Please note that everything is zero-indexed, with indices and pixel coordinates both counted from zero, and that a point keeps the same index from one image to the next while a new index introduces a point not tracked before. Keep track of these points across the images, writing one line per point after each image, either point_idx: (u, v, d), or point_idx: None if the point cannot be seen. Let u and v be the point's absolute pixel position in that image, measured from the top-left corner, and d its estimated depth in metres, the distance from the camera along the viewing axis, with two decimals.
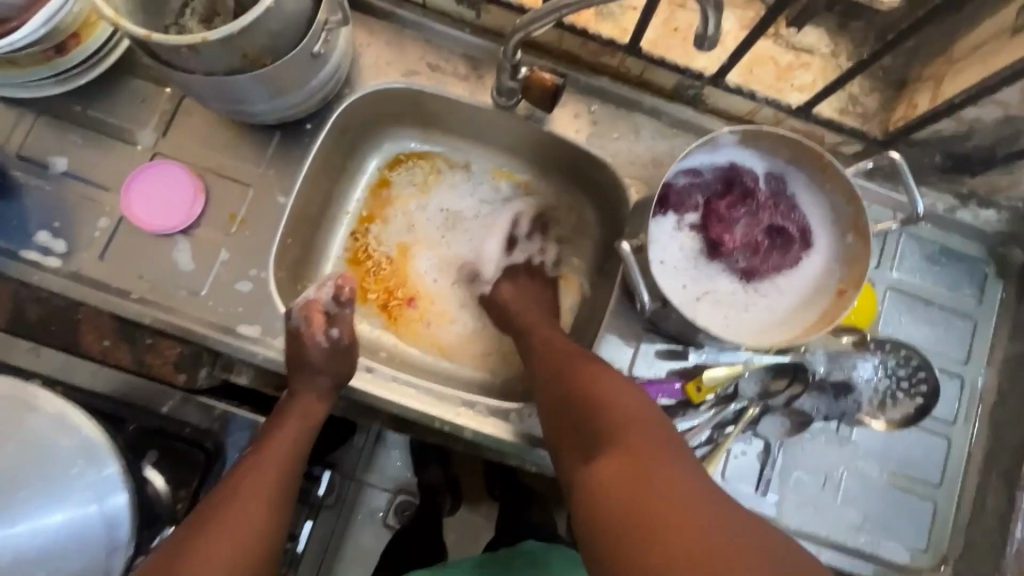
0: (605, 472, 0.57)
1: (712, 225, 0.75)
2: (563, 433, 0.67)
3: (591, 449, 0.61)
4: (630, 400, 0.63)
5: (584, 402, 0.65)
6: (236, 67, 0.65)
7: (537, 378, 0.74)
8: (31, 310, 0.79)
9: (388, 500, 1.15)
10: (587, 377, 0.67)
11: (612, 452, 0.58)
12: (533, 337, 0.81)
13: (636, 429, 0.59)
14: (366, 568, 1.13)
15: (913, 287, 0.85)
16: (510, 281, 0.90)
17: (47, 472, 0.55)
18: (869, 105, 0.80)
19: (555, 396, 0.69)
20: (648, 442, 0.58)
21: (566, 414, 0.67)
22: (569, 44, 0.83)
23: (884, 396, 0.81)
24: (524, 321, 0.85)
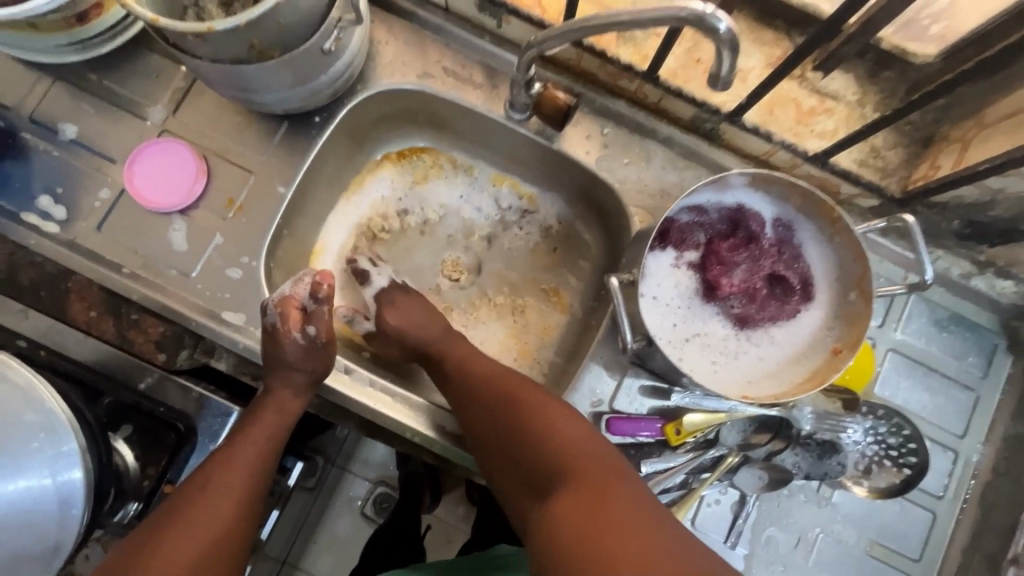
0: (559, 505, 0.56)
1: (710, 266, 0.73)
2: (510, 470, 0.65)
3: (543, 486, 0.61)
4: (573, 430, 0.63)
5: (528, 435, 0.64)
6: (243, 58, 0.64)
7: (469, 409, 0.72)
8: (24, 274, 0.77)
9: (368, 491, 1.15)
10: (526, 409, 0.66)
11: (564, 485, 0.58)
12: (449, 363, 0.78)
13: (585, 459, 0.59)
14: (338, 556, 1.13)
15: (915, 351, 0.82)
16: (389, 307, 0.83)
17: (7, 444, 0.55)
18: (891, 160, 0.76)
19: (493, 429, 0.68)
20: (598, 473, 0.58)
21: (509, 449, 0.66)
22: (588, 64, 0.81)
23: (870, 463, 0.79)
24: (426, 347, 0.80)
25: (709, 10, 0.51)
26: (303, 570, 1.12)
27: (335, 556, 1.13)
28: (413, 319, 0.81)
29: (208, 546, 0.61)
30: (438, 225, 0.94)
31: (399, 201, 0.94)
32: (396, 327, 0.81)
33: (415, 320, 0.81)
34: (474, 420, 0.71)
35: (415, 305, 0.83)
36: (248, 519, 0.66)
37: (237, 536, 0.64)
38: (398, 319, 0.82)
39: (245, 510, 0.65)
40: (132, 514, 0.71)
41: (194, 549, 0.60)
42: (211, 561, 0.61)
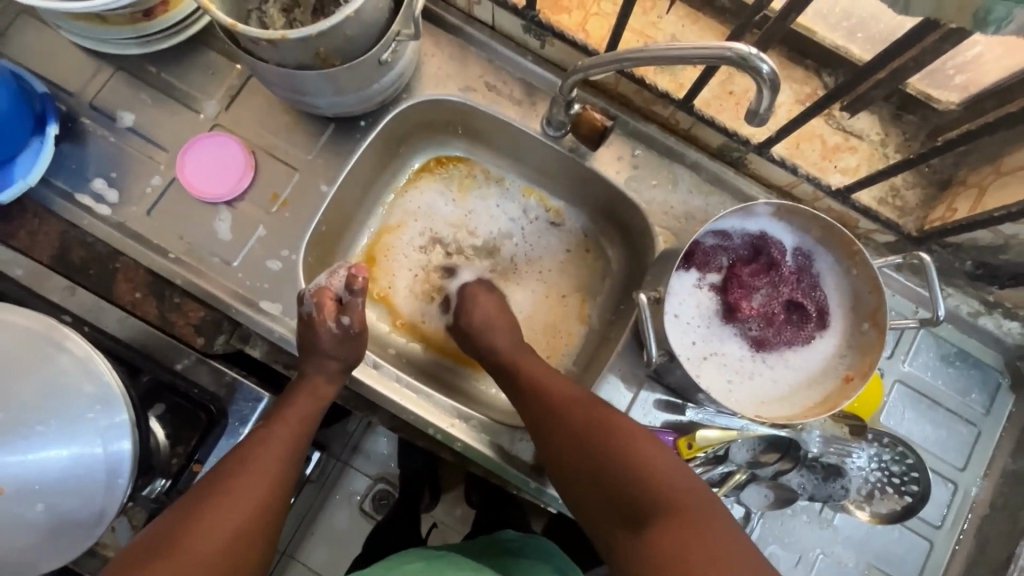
0: (662, 543, 0.56)
1: (731, 289, 0.76)
2: (595, 495, 0.65)
3: (635, 517, 0.60)
4: (667, 461, 0.63)
5: (617, 465, 0.63)
6: (307, 63, 0.69)
7: (543, 423, 0.73)
8: (75, 252, 0.81)
9: (368, 487, 1.18)
10: (607, 431, 0.66)
11: (662, 520, 0.58)
12: (520, 376, 0.78)
13: (682, 496, 0.60)
14: (335, 549, 1.16)
15: (921, 384, 0.85)
16: (474, 301, 0.88)
17: (64, 411, 0.58)
18: (909, 200, 0.80)
19: (577, 450, 0.68)
20: (698, 513, 0.58)
21: (588, 470, 0.66)
22: (625, 88, 0.85)
23: (873, 488, 0.81)
24: (494, 351, 0.83)
25: (754, 52, 0.54)
26: (300, 560, 1.15)
27: (332, 549, 1.15)
28: (496, 321, 0.86)
29: (247, 518, 0.63)
30: (465, 230, 0.97)
31: (428, 205, 0.97)
32: (476, 324, 0.86)
33: (497, 320, 0.86)
34: (551, 436, 0.71)
35: (495, 301, 0.89)
36: (284, 494, 0.68)
37: (275, 509, 0.66)
38: (481, 316, 0.86)
39: (280, 486, 0.68)
40: (159, 490, 0.74)
41: (232, 519, 0.62)
42: (250, 534, 0.63)
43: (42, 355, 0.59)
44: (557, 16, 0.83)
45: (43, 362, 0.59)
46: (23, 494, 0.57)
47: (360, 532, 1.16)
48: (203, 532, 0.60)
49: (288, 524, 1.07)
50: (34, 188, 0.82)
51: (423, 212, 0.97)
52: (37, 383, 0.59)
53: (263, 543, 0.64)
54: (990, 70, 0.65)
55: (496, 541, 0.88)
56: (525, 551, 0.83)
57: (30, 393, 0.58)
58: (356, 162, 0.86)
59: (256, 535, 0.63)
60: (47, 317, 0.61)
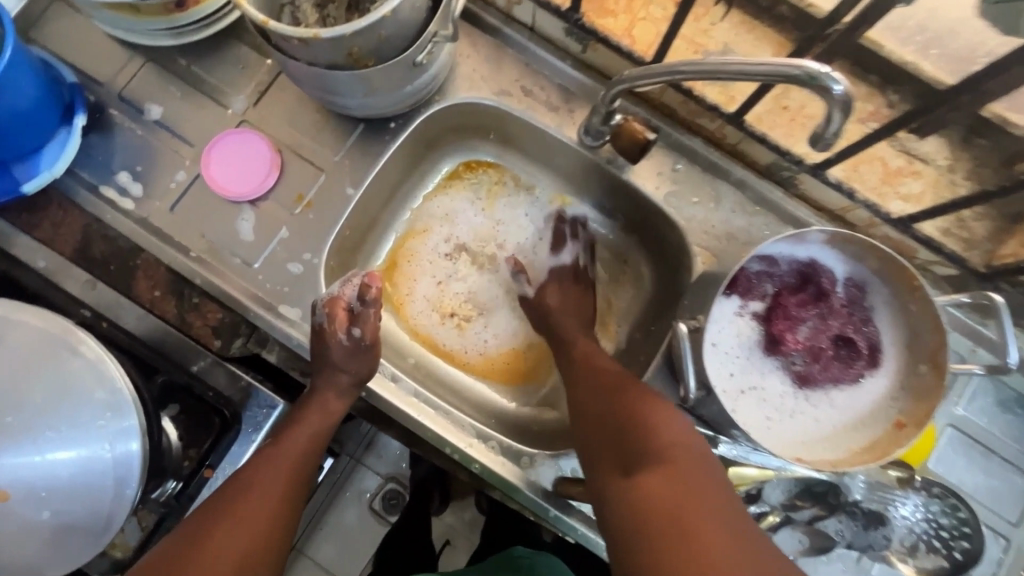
0: (650, 486, 0.54)
1: (776, 319, 0.71)
2: (601, 441, 0.64)
3: (629, 462, 0.59)
4: (678, 421, 0.60)
5: (627, 417, 0.62)
6: (339, 64, 0.66)
7: (576, 387, 0.73)
8: (97, 246, 0.80)
9: (378, 486, 1.15)
10: (631, 393, 0.65)
11: (654, 466, 0.56)
12: (574, 351, 0.79)
13: (679, 451, 0.56)
14: (342, 546, 1.13)
15: (975, 429, 0.79)
16: (556, 285, 0.88)
17: (75, 418, 0.56)
18: (976, 232, 0.74)
19: (597, 407, 0.67)
20: (694, 469, 0.55)
21: (602, 424, 0.65)
22: (670, 99, 0.80)
23: (918, 540, 0.74)
24: (562, 332, 0.83)
25: (826, 70, 0.49)
26: (308, 556, 1.12)
27: (339, 546, 1.13)
28: (571, 303, 0.86)
29: (258, 539, 0.61)
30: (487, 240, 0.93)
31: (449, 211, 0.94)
32: (551, 306, 0.86)
33: (562, 303, 0.86)
34: (580, 399, 0.71)
35: (572, 289, 0.88)
36: (287, 521, 0.65)
37: (279, 538, 0.64)
38: (557, 302, 0.86)
39: (289, 506, 0.66)
40: (169, 492, 0.73)
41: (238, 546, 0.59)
42: (257, 561, 0.60)
43: (55, 359, 0.57)
44: (602, 18, 0.78)
45: (55, 367, 0.57)
46: (30, 499, 0.56)
47: (369, 531, 1.14)
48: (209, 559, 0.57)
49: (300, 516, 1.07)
50: (59, 178, 0.81)
51: (446, 220, 0.94)
52: (47, 389, 0.57)
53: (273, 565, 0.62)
54: None
55: (507, 556, 0.86)
56: (536, 568, 0.81)
57: (41, 398, 0.56)
58: (385, 164, 0.83)
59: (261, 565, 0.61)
60: (57, 317, 0.58)
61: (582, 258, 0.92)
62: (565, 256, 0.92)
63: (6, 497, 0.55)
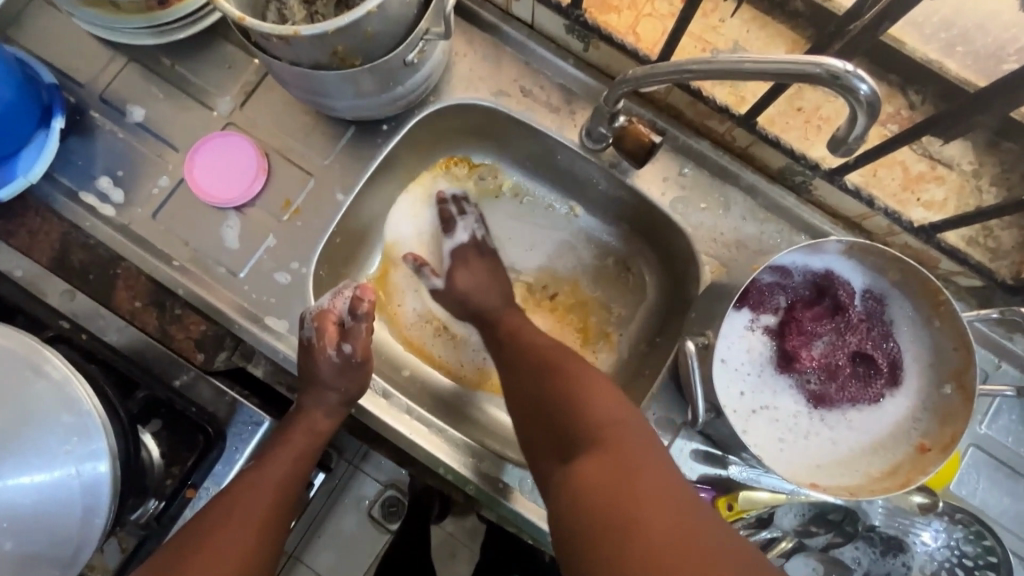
0: (585, 468, 0.54)
1: (789, 335, 0.66)
2: (538, 428, 0.64)
3: (568, 447, 0.59)
4: (609, 397, 0.60)
5: (559, 400, 0.62)
6: (324, 63, 0.62)
7: (507, 373, 0.73)
8: (76, 254, 0.76)
9: (377, 492, 1.09)
10: (557, 372, 0.65)
11: (591, 448, 0.56)
12: (499, 330, 0.78)
13: (613, 428, 0.57)
14: (339, 553, 1.08)
15: (1001, 450, 0.75)
16: (463, 265, 0.84)
17: (40, 442, 0.53)
18: (1004, 241, 0.69)
19: (529, 396, 0.67)
20: (628, 442, 0.55)
21: (535, 411, 0.65)
22: (676, 100, 0.76)
23: (940, 568, 0.70)
24: (484, 312, 0.81)
25: (849, 68, 0.45)
26: (305, 563, 1.08)
27: (337, 553, 1.08)
28: (485, 282, 0.83)
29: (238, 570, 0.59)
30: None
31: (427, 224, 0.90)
32: (465, 289, 0.82)
33: (485, 281, 0.83)
34: (513, 386, 0.70)
35: (482, 267, 0.84)
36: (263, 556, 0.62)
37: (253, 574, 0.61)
38: (468, 281, 0.83)
39: (270, 536, 0.63)
40: (150, 513, 0.69)
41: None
42: None
43: (20, 379, 0.54)
44: (605, 15, 0.74)
45: (20, 388, 0.54)
46: None
47: (367, 539, 1.09)
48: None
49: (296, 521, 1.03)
50: (38, 184, 0.77)
51: (415, 240, 0.89)
52: (12, 412, 0.53)
53: None
54: None
55: None
56: None
57: (5, 422, 0.53)
58: (377, 169, 0.79)
59: None
60: (23, 335, 0.55)
61: (479, 231, 0.87)
62: (460, 235, 0.86)
63: None
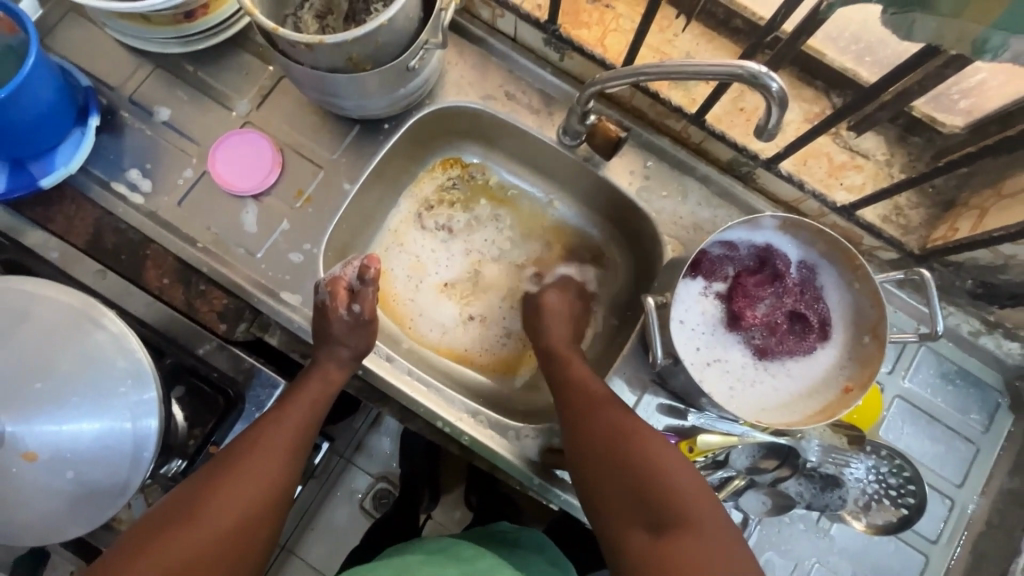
0: (682, 554, 0.58)
1: (736, 298, 0.78)
2: (616, 493, 0.67)
3: (654, 523, 0.62)
4: (689, 479, 0.65)
5: (647, 478, 0.65)
6: (338, 67, 0.73)
7: (574, 424, 0.75)
8: (108, 238, 0.85)
9: (369, 484, 1.19)
10: (640, 444, 0.68)
11: (683, 530, 0.60)
12: (569, 377, 0.80)
13: (699, 512, 0.62)
14: (333, 543, 1.17)
15: (920, 399, 0.87)
16: (555, 293, 0.94)
17: (98, 386, 0.62)
18: (913, 219, 0.82)
19: (604, 456, 0.69)
20: (716, 533, 0.60)
21: (613, 474, 0.68)
22: (639, 102, 0.88)
23: (869, 500, 0.82)
24: (551, 341, 0.87)
25: (764, 70, 0.57)
26: (298, 556, 1.17)
27: (330, 544, 1.17)
28: (568, 314, 0.91)
29: (260, 494, 0.67)
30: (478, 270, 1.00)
31: (432, 224, 1.00)
32: (544, 311, 0.91)
33: (560, 311, 0.91)
34: (583, 438, 0.73)
35: (568, 295, 0.94)
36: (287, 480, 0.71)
37: (279, 497, 0.69)
38: (549, 306, 0.91)
39: (290, 468, 0.71)
40: (176, 469, 0.78)
41: (243, 502, 0.66)
42: (255, 517, 0.66)
43: (80, 332, 0.63)
44: (578, 30, 0.86)
45: (80, 338, 0.62)
46: (54, 463, 0.61)
47: (358, 529, 1.18)
48: (214, 511, 0.64)
49: (289, 517, 1.06)
50: (73, 175, 0.86)
51: (446, 254, 1.00)
52: (73, 360, 0.62)
53: (271, 524, 0.68)
54: (996, 94, 0.67)
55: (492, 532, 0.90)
56: (520, 541, 0.87)
57: (65, 369, 0.61)
58: (379, 161, 0.90)
59: (261, 522, 0.67)
60: (81, 294, 0.64)
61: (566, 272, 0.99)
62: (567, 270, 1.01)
63: (34, 458, 0.60)
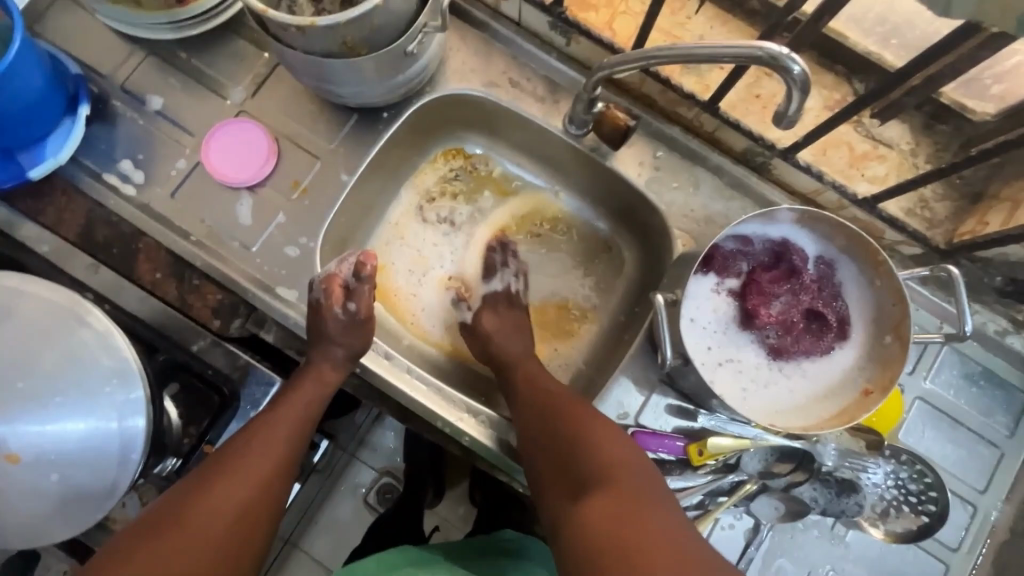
0: (597, 508, 0.59)
1: (750, 295, 0.74)
2: (550, 467, 0.68)
3: (579, 488, 0.63)
4: (615, 444, 0.65)
5: (575, 447, 0.66)
6: (333, 51, 0.69)
7: (519, 411, 0.77)
8: (100, 231, 0.82)
9: (373, 479, 1.16)
10: (572, 418, 0.70)
11: (603, 492, 0.60)
12: (516, 374, 0.82)
13: (621, 471, 0.62)
14: (337, 539, 1.15)
15: (943, 401, 0.83)
16: (491, 311, 0.91)
17: (82, 386, 0.59)
18: (939, 212, 0.78)
19: (542, 435, 0.71)
20: (636, 487, 0.60)
21: (548, 451, 0.69)
22: (649, 89, 0.84)
23: (888, 506, 0.78)
24: (506, 355, 0.85)
25: (785, 52, 0.53)
26: (302, 549, 1.14)
27: (334, 539, 1.15)
28: (506, 329, 0.88)
29: (255, 496, 0.65)
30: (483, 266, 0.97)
31: (433, 216, 0.96)
32: (490, 330, 0.88)
33: (502, 328, 0.88)
34: (526, 423, 0.75)
35: (508, 314, 0.90)
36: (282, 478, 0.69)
37: (274, 495, 0.67)
38: (490, 325, 0.88)
39: (285, 468, 0.69)
40: (170, 468, 0.75)
41: (238, 500, 0.63)
42: (251, 518, 0.64)
43: (65, 329, 0.60)
44: (584, 13, 0.83)
45: (65, 336, 0.60)
46: (39, 464, 0.59)
47: (362, 525, 1.15)
48: (209, 509, 0.61)
49: (289, 513, 1.02)
50: (64, 166, 0.84)
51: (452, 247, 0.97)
52: (58, 358, 0.60)
53: (267, 527, 0.66)
54: None
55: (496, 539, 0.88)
56: (525, 552, 0.86)
57: (50, 368, 0.59)
58: (378, 152, 0.86)
59: (258, 522, 0.64)
60: (67, 289, 0.62)
61: (512, 281, 0.94)
62: (495, 283, 0.94)
63: (18, 459, 0.58)
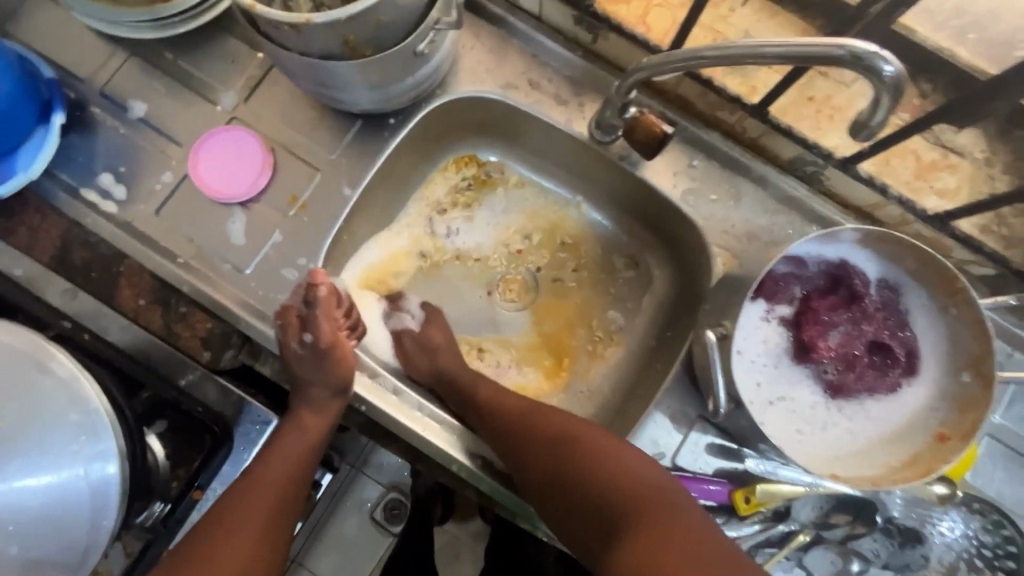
0: (633, 552, 0.54)
1: (806, 325, 0.66)
2: (567, 505, 0.63)
3: (609, 529, 0.58)
4: (631, 466, 0.61)
5: (586, 480, 0.62)
6: (334, 53, 0.61)
7: (495, 429, 0.71)
8: (77, 252, 0.75)
9: (380, 494, 1.07)
10: (569, 443, 0.65)
11: (630, 530, 0.56)
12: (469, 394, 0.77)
13: (647, 501, 0.58)
14: (342, 558, 1.07)
15: (1017, 439, 0.74)
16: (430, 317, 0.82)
17: (45, 443, 0.52)
18: (1019, 229, 0.69)
19: (541, 466, 0.66)
20: (667, 518, 0.56)
21: (555, 485, 0.64)
22: (686, 90, 0.76)
23: (958, 560, 0.70)
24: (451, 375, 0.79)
25: (873, 49, 0.44)
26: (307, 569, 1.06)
27: (340, 559, 1.07)
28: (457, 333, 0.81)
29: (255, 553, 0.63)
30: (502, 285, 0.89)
31: (444, 229, 0.88)
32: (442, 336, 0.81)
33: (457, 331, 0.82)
34: (511, 449, 0.69)
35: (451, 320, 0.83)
36: (287, 517, 0.68)
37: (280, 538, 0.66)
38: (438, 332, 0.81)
39: (280, 517, 0.67)
40: (155, 517, 0.66)
41: (249, 547, 0.63)
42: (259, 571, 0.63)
43: (26, 377, 0.53)
44: (615, 6, 0.73)
45: (27, 385, 0.52)
46: None
47: (370, 542, 1.07)
48: (224, 562, 0.61)
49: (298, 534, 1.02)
50: (38, 181, 0.76)
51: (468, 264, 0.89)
52: (19, 411, 0.52)
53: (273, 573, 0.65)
54: None
55: None
56: None
57: (9, 421, 0.51)
58: (386, 161, 0.78)
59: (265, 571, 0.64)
60: (29, 330, 0.54)
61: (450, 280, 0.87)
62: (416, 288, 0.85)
63: None
